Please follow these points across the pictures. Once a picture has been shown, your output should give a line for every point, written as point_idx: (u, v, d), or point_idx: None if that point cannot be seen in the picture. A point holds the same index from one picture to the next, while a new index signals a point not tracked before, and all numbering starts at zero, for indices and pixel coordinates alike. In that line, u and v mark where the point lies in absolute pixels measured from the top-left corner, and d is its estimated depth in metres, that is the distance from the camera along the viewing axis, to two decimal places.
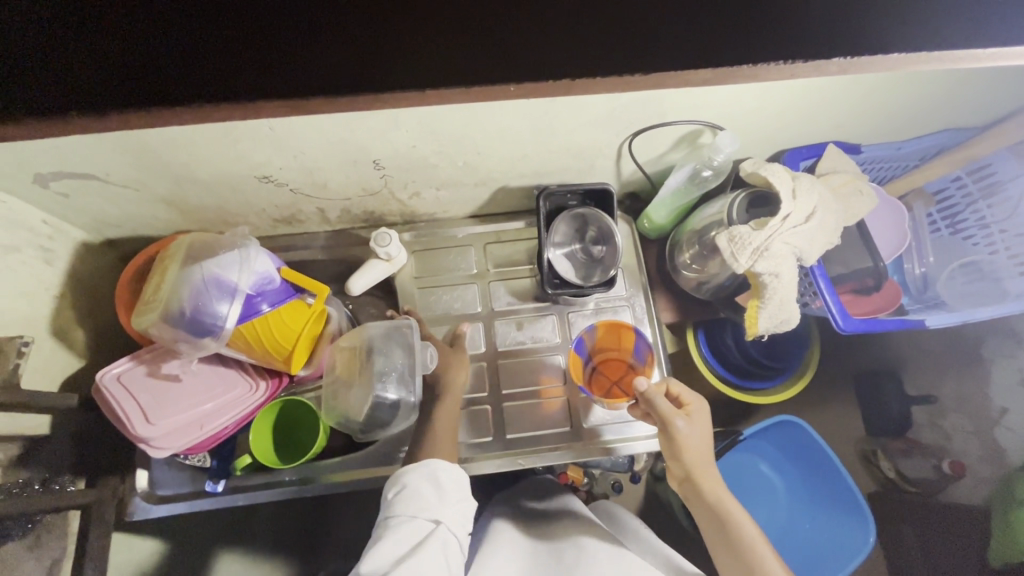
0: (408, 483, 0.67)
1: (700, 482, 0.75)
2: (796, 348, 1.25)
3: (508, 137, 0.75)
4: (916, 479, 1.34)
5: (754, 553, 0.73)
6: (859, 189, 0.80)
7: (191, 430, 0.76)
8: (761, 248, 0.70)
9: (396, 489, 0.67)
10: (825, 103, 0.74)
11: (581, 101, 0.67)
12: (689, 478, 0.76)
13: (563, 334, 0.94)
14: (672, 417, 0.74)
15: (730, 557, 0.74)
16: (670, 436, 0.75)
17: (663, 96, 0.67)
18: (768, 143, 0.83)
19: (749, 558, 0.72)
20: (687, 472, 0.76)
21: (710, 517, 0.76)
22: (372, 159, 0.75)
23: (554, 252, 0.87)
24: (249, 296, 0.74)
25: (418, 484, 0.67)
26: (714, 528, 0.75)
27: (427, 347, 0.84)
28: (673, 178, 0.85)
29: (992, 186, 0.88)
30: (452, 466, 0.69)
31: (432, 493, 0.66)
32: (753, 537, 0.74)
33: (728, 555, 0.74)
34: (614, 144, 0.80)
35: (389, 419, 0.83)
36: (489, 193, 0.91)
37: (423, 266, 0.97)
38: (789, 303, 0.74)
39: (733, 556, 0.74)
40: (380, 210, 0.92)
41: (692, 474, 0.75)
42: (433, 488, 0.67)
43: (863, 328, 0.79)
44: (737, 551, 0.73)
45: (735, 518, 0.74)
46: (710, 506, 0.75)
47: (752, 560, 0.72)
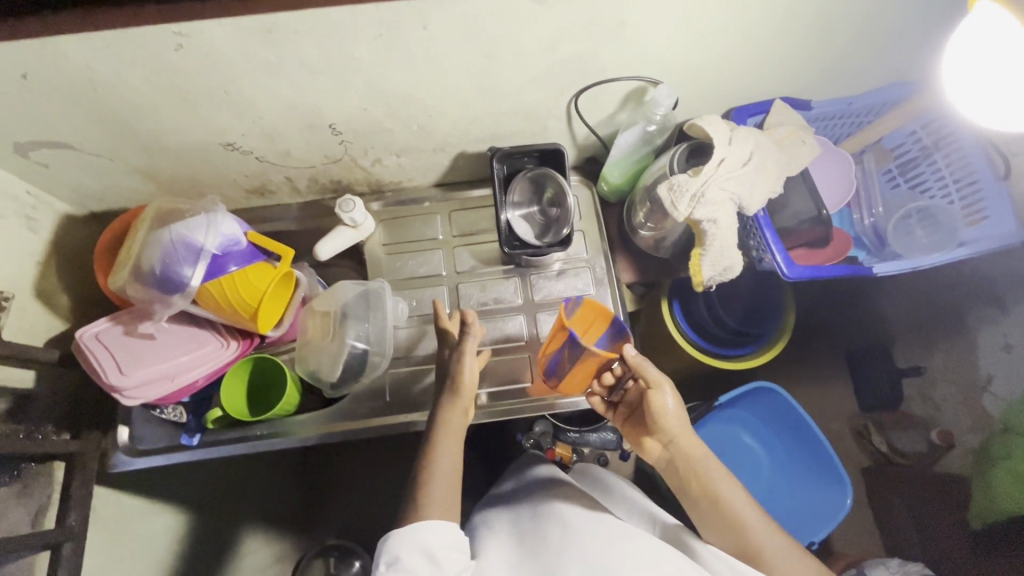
0: (402, 560, 0.63)
1: (682, 446, 0.78)
2: (770, 310, 1.25)
3: (453, 96, 0.78)
4: (907, 451, 1.33)
5: (739, 510, 0.74)
6: (802, 139, 0.81)
7: (163, 382, 0.81)
8: (699, 194, 0.73)
9: (388, 562, 0.64)
10: (754, 54, 0.76)
11: (515, 57, 0.71)
12: (671, 442, 0.79)
13: (526, 295, 0.97)
14: (660, 380, 0.78)
15: (713, 517, 0.75)
16: (657, 400, 0.78)
17: (595, 49, 0.71)
18: (714, 98, 0.86)
19: (735, 518, 0.73)
20: (669, 436, 0.79)
21: (690, 479, 0.77)
22: (327, 124, 0.79)
23: (511, 213, 0.91)
24: (215, 256, 0.78)
25: (413, 559, 0.63)
26: (697, 490, 0.77)
27: (398, 302, 0.93)
28: (623, 139, 0.88)
29: (944, 138, 0.87)
30: (450, 530, 0.67)
31: (428, 567, 0.63)
32: (734, 495, 0.74)
33: (708, 510, 0.75)
34: (561, 105, 0.83)
35: (360, 370, 0.91)
36: (449, 159, 0.95)
37: (391, 233, 1.00)
38: (730, 250, 0.76)
39: (713, 513, 0.75)
40: (346, 180, 0.96)
41: (673, 436, 0.79)
42: (429, 563, 0.64)
43: (807, 274, 0.80)
44: (719, 510, 0.74)
45: (716, 476, 0.76)
46: (693, 468, 0.77)
47: (733, 516, 0.73)
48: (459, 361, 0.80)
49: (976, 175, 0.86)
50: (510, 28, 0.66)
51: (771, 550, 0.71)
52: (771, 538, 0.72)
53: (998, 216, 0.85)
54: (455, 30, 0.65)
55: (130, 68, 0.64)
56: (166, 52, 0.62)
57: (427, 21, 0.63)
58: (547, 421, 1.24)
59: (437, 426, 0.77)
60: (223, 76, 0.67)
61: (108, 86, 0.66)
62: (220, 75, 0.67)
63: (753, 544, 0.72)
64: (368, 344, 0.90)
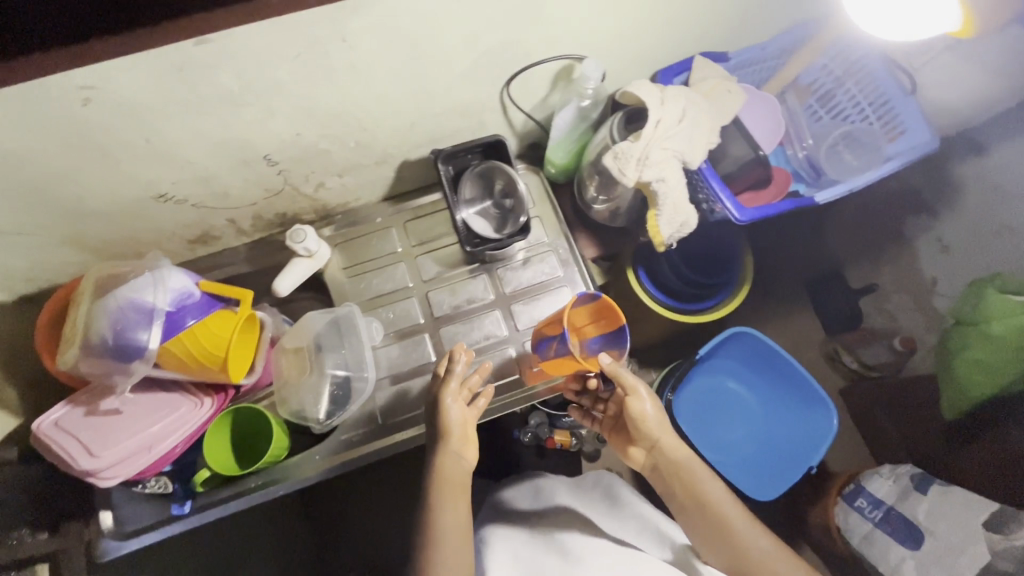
0: None
1: (666, 449, 0.82)
2: (729, 260, 1.29)
3: (386, 106, 0.77)
4: (877, 364, 1.40)
5: (722, 513, 0.76)
6: (727, 89, 0.84)
7: (139, 455, 0.76)
8: (643, 157, 0.75)
9: None
10: (666, 16, 0.79)
11: (441, 56, 0.71)
12: (657, 447, 0.82)
13: (497, 290, 0.96)
14: (635, 390, 0.81)
15: (699, 520, 0.77)
16: (635, 406, 0.82)
17: (518, 36, 0.72)
18: (638, 65, 0.88)
19: (721, 519, 0.76)
20: (652, 440, 0.83)
21: (677, 481, 0.80)
22: (262, 156, 0.77)
23: (466, 212, 0.91)
24: (169, 313, 0.75)
25: None
26: (683, 495, 0.79)
27: (371, 322, 0.94)
28: (561, 119, 0.88)
29: (852, 66, 0.93)
30: None
31: None
32: (721, 499, 0.77)
33: (695, 514, 0.78)
34: (494, 97, 0.84)
35: (346, 397, 0.89)
36: (394, 171, 0.94)
37: (349, 255, 0.98)
38: (683, 206, 0.78)
39: (703, 521, 0.77)
40: (292, 211, 0.93)
41: (656, 438, 0.82)
42: None
43: (758, 215, 0.83)
44: (707, 513, 0.77)
45: (698, 479, 0.79)
46: (677, 473, 0.80)
47: (718, 518, 0.76)
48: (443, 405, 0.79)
49: (888, 94, 0.91)
50: (431, 27, 0.66)
51: (757, 552, 0.73)
52: (758, 541, 0.74)
53: (913, 128, 0.90)
54: (375, 38, 0.64)
55: (37, 134, 0.60)
56: (72, 110, 0.59)
57: (345, 32, 0.62)
58: (541, 412, 1.28)
59: (433, 475, 0.75)
60: (142, 126, 0.64)
61: (17, 157, 0.62)
62: (139, 124, 0.64)
63: (743, 547, 0.74)
64: (348, 370, 0.89)
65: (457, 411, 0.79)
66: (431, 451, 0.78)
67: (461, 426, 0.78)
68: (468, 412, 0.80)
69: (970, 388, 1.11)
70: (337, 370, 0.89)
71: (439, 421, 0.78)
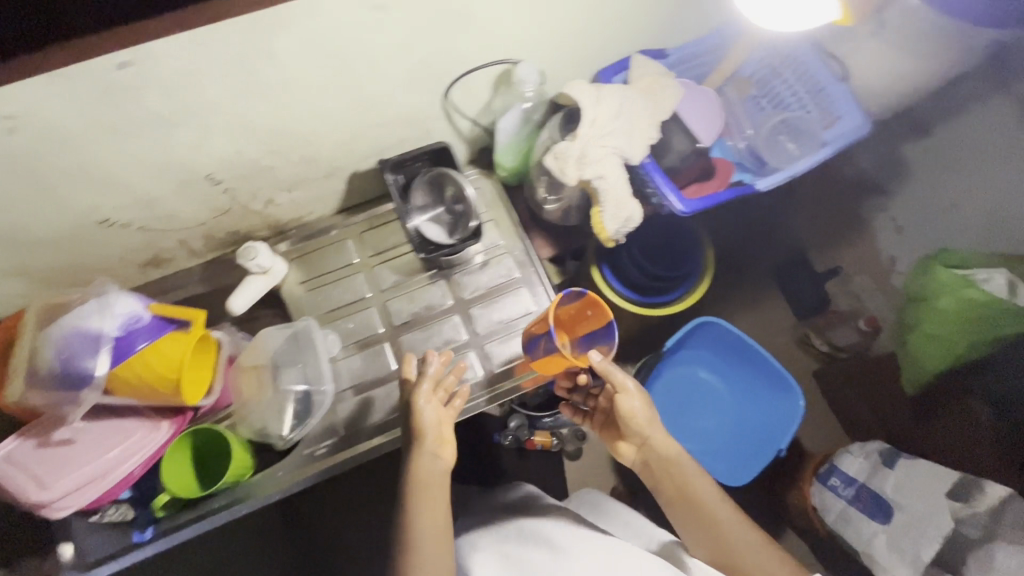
0: None
1: (656, 444, 0.83)
2: (690, 252, 1.30)
3: (326, 119, 0.78)
4: (846, 345, 1.44)
5: (709, 507, 0.78)
6: (664, 84, 0.86)
7: (93, 483, 0.77)
8: (582, 156, 0.77)
9: None
10: (597, 17, 0.80)
11: (376, 67, 0.72)
12: (647, 442, 0.84)
13: (455, 295, 0.97)
14: (624, 384, 0.81)
15: (686, 514, 0.79)
16: (625, 403, 0.82)
17: (449, 44, 0.73)
18: (578, 66, 0.90)
19: (708, 513, 0.78)
20: (642, 436, 0.84)
21: (666, 477, 0.82)
22: (205, 175, 0.77)
23: (417, 219, 0.92)
24: (118, 339, 0.74)
25: None
26: (671, 491, 0.81)
27: (327, 333, 0.94)
28: (505, 124, 0.90)
29: (789, 55, 0.96)
30: None
31: None
32: (710, 497, 0.79)
33: (682, 508, 0.80)
34: (436, 105, 0.85)
35: (308, 410, 0.89)
36: (344, 182, 0.94)
37: (306, 269, 0.98)
38: (625, 201, 0.80)
39: (691, 514, 0.79)
40: (243, 228, 0.93)
41: (646, 435, 0.83)
42: None
43: (700, 206, 0.85)
44: (694, 507, 0.79)
45: (687, 474, 0.81)
46: (665, 469, 0.82)
47: (705, 512, 0.78)
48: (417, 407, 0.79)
49: (823, 82, 0.94)
50: (359, 41, 0.67)
51: (743, 544, 0.76)
52: (745, 534, 0.77)
53: (846, 114, 0.92)
54: (304, 54, 0.65)
55: None
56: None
57: (272, 50, 0.63)
58: (521, 415, 1.29)
59: (411, 477, 0.75)
60: (73, 152, 0.64)
61: None
62: (69, 151, 0.64)
63: (729, 540, 0.76)
64: (307, 383, 0.89)
65: (431, 412, 0.78)
66: (408, 452, 0.78)
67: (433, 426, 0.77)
68: (442, 412, 0.79)
69: (925, 361, 1.15)
70: (296, 384, 0.89)
71: (411, 422, 0.77)
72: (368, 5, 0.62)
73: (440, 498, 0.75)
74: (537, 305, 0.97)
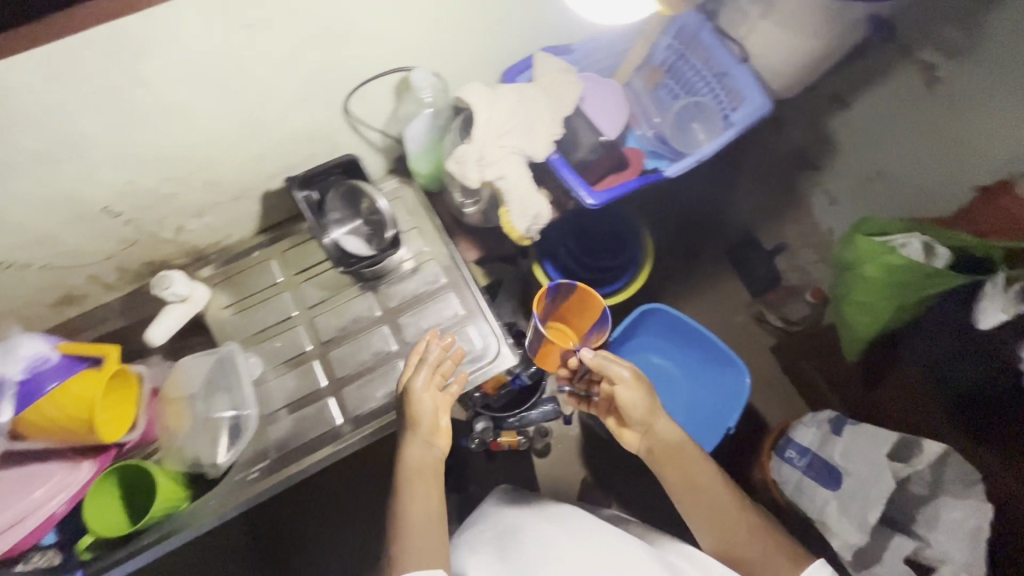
0: None
1: (659, 432, 0.80)
2: (627, 241, 1.31)
3: (221, 142, 0.77)
4: (799, 319, 1.45)
5: (715, 495, 0.75)
6: (566, 80, 0.87)
7: (18, 524, 0.78)
8: (480, 157, 0.78)
9: None
10: (487, 21, 0.82)
11: (262, 86, 0.72)
12: (649, 430, 0.81)
13: (383, 305, 0.97)
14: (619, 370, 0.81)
15: (690, 502, 0.77)
16: (623, 392, 0.81)
17: (335, 58, 0.73)
18: (482, 68, 0.91)
19: (714, 502, 0.75)
20: (645, 424, 0.81)
21: (672, 466, 0.78)
22: (101, 208, 0.76)
23: (336, 233, 0.91)
24: (24, 381, 0.73)
25: None
26: (675, 479, 0.78)
27: (250, 356, 0.93)
28: (416, 129, 0.89)
29: (692, 41, 0.98)
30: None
31: None
32: (714, 485, 0.76)
33: (687, 496, 0.77)
34: (339, 119, 0.85)
35: (240, 434, 0.88)
36: (260, 203, 0.93)
37: (231, 293, 0.97)
38: (530, 199, 0.80)
39: (699, 503, 0.76)
40: (159, 258, 0.92)
41: (649, 423, 0.81)
42: None
43: (608, 197, 0.85)
44: (698, 496, 0.76)
45: (693, 465, 0.78)
46: (670, 459, 0.79)
47: (711, 503, 0.75)
48: (414, 395, 0.80)
49: (725, 65, 0.95)
50: (237, 59, 0.66)
51: (748, 533, 0.73)
52: (750, 521, 0.74)
53: (748, 94, 0.93)
54: (180, 76, 0.65)
55: None
56: None
57: (143, 75, 0.62)
58: (486, 417, 1.22)
59: (406, 465, 0.76)
60: None
61: None
62: None
63: (735, 527, 0.73)
64: (238, 407, 0.88)
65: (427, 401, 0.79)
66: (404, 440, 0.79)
67: (428, 414, 0.79)
68: (439, 400, 0.81)
69: (859, 328, 1.12)
70: (227, 410, 0.88)
71: (408, 411, 0.79)
72: (236, 22, 0.62)
73: (433, 483, 0.76)
74: (466, 308, 0.96)
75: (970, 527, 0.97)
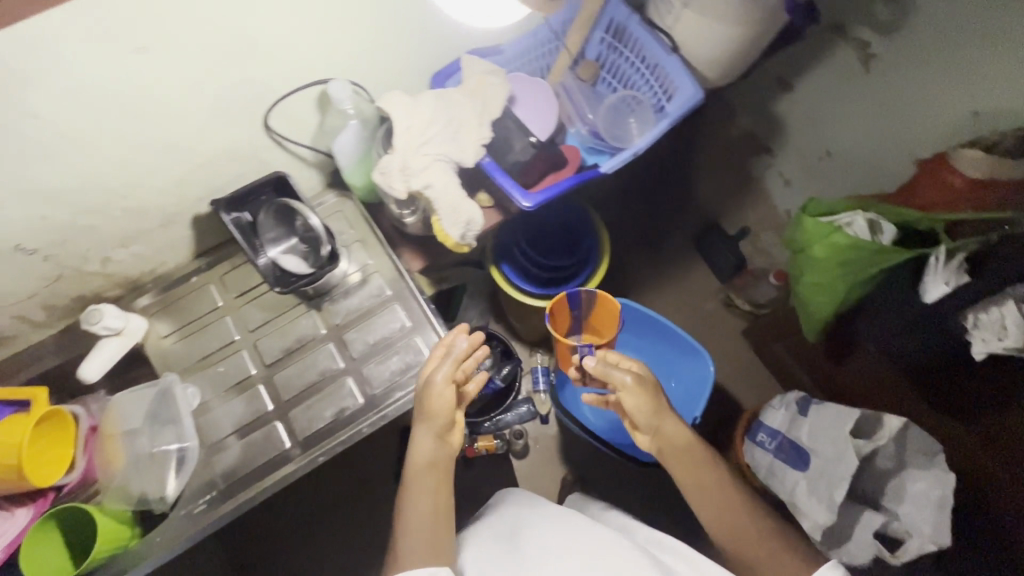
0: None
1: (667, 432, 0.77)
2: (583, 237, 1.30)
3: (135, 169, 0.75)
4: (766, 301, 1.41)
5: (722, 493, 0.74)
6: (493, 82, 0.85)
7: None
8: (405, 169, 0.79)
9: None
10: (405, 28, 0.80)
11: (171, 110, 0.70)
12: (657, 432, 0.78)
13: (328, 323, 0.95)
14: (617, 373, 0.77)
15: (698, 500, 0.75)
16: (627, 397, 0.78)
17: (244, 76, 0.72)
18: (409, 76, 0.90)
19: (720, 501, 0.73)
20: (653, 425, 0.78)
21: (679, 465, 0.76)
22: (12, 246, 0.74)
23: (272, 254, 0.88)
24: None
25: None
26: (683, 478, 0.76)
27: (188, 386, 0.90)
28: (345, 143, 0.87)
29: (625, 34, 0.98)
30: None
31: None
32: (723, 485, 0.74)
33: (694, 494, 0.75)
34: (262, 137, 0.83)
35: (186, 466, 0.86)
36: (191, 227, 0.91)
37: (170, 322, 0.95)
38: (461, 206, 0.80)
39: (706, 501, 0.74)
40: (89, 291, 0.89)
41: (656, 423, 0.78)
42: None
43: (542, 198, 0.83)
44: (704, 495, 0.74)
45: (700, 465, 0.76)
46: (678, 460, 0.76)
47: (716, 502, 0.73)
48: (428, 390, 0.77)
49: (657, 56, 0.95)
50: (135, 84, 0.64)
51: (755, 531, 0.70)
52: (757, 520, 0.71)
53: (680, 83, 0.93)
54: (74, 105, 0.63)
55: None
56: None
57: (30, 106, 0.60)
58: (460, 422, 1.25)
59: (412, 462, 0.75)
60: None
61: None
62: None
63: (741, 526, 0.71)
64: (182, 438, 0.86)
65: (439, 398, 0.76)
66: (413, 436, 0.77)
67: (444, 411, 0.76)
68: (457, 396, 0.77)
69: (814, 309, 1.08)
70: (171, 442, 0.86)
71: (424, 404, 0.76)
72: (127, 47, 0.60)
73: (441, 480, 0.74)
74: (412, 319, 0.95)
75: (934, 499, 0.97)
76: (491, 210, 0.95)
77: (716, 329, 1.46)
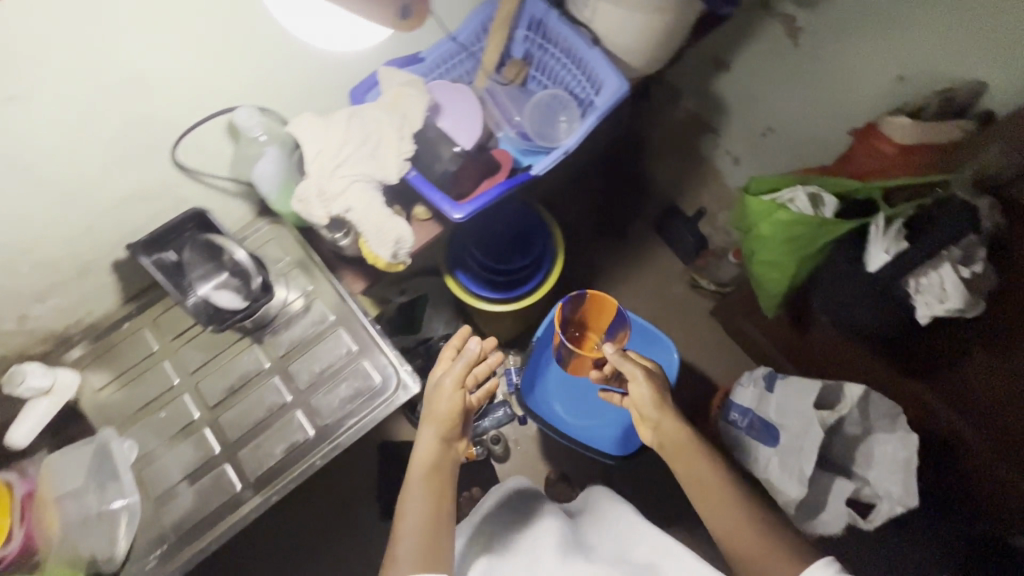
0: None
1: (671, 427, 0.77)
2: (533, 236, 1.27)
3: (36, 222, 0.71)
4: (728, 279, 1.42)
5: (723, 489, 0.71)
6: (411, 92, 0.81)
7: None
8: (324, 193, 0.76)
9: None
10: (309, 46, 0.78)
11: (64, 156, 0.67)
12: (660, 426, 0.78)
13: (271, 356, 0.92)
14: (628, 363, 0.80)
15: (698, 496, 0.72)
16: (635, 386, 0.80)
17: (139, 113, 0.68)
18: (326, 93, 0.87)
19: (721, 496, 0.70)
20: (656, 418, 0.79)
21: (682, 460, 0.75)
22: None
23: (200, 293, 0.85)
24: None
25: None
26: (685, 475, 0.74)
27: (126, 439, 0.86)
28: (263, 168, 0.83)
29: (545, 31, 0.96)
30: None
31: None
32: (724, 478, 0.72)
33: (696, 492, 0.72)
34: (173, 172, 0.79)
35: (132, 522, 0.82)
36: (114, 272, 0.87)
37: (105, 372, 0.91)
38: (387, 225, 0.77)
39: (707, 500, 0.71)
40: (12, 351, 0.85)
41: (659, 417, 0.78)
42: None
43: (473, 207, 0.80)
44: (704, 491, 0.72)
45: (703, 461, 0.74)
46: (680, 456, 0.75)
47: (715, 500, 0.70)
48: (439, 390, 0.75)
49: (580, 50, 0.94)
50: (15, 135, 0.61)
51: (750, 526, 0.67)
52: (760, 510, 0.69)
53: (605, 77, 0.92)
54: None
55: None
56: None
57: None
58: None
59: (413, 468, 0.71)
60: None
61: None
62: None
63: (740, 521, 0.68)
64: (123, 495, 0.82)
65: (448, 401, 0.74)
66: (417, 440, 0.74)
67: (451, 413, 0.74)
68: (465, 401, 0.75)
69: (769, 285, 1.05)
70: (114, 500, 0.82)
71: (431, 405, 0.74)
72: None
73: (443, 486, 0.70)
74: (358, 342, 0.92)
75: (902, 462, 0.97)
76: (428, 222, 0.92)
77: (682, 313, 1.46)
